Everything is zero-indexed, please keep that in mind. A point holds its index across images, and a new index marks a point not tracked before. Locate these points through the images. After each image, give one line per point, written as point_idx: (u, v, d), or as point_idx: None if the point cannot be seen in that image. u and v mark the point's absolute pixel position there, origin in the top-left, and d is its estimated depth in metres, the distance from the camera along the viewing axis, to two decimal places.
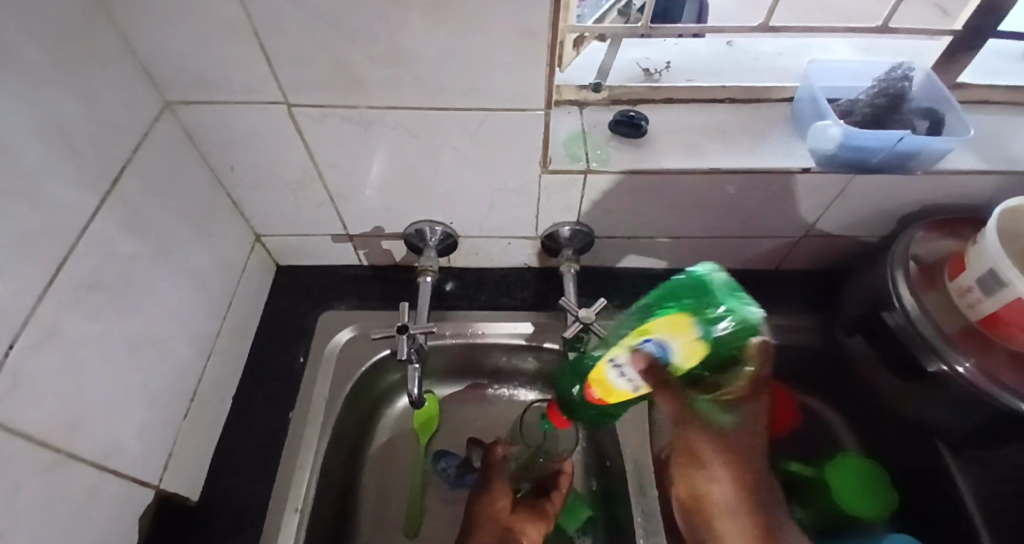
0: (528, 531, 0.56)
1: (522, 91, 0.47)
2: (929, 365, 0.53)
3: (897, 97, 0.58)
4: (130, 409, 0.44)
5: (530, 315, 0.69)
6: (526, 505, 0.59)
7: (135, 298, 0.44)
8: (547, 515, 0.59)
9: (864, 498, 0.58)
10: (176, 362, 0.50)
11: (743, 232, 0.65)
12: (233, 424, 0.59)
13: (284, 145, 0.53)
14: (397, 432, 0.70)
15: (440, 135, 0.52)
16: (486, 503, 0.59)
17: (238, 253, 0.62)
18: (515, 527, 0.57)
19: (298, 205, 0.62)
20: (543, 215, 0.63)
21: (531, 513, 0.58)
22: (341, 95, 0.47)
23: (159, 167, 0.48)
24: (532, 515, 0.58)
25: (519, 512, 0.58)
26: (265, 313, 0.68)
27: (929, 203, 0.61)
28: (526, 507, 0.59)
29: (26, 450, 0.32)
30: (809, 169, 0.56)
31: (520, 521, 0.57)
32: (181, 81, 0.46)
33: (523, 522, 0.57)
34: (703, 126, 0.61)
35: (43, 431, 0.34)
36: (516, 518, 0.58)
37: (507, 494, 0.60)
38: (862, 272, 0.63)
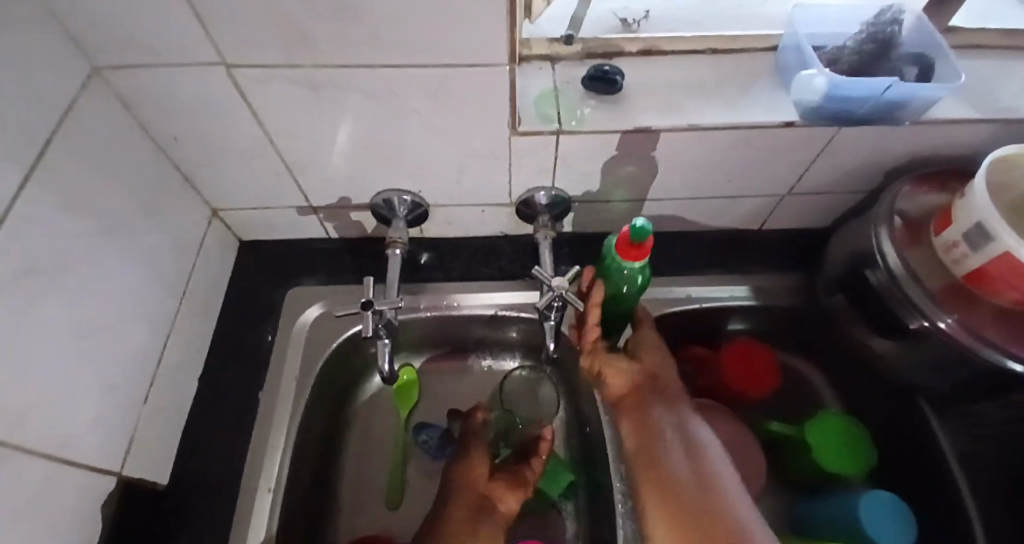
0: (507, 500, 0.54)
1: (484, 45, 0.43)
2: (911, 322, 0.52)
3: (885, 43, 0.55)
4: (83, 399, 0.42)
5: (506, 285, 0.67)
6: (504, 471, 0.57)
7: (80, 284, 0.42)
8: (526, 482, 0.56)
9: (845, 455, 0.58)
10: (132, 347, 0.48)
11: (725, 191, 0.63)
12: (202, 406, 0.57)
13: (232, 112, 0.49)
14: (375, 406, 0.69)
15: (398, 97, 0.48)
16: (462, 472, 0.57)
17: (194, 230, 0.59)
18: (492, 496, 0.54)
19: (255, 177, 0.58)
20: (515, 180, 0.60)
21: (510, 480, 0.56)
22: (286, 54, 0.43)
23: (92, 138, 0.44)
24: (510, 482, 0.56)
25: (498, 480, 0.56)
26: (229, 291, 0.65)
27: (915, 155, 0.59)
28: (504, 475, 0.57)
29: None
30: (792, 122, 0.52)
31: (498, 489, 0.55)
32: (105, 42, 0.42)
33: (502, 491, 0.55)
34: (682, 79, 0.57)
35: None
36: (494, 486, 0.55)
37: (485, 462, 0.58)
38: (845, 230, 0.61)
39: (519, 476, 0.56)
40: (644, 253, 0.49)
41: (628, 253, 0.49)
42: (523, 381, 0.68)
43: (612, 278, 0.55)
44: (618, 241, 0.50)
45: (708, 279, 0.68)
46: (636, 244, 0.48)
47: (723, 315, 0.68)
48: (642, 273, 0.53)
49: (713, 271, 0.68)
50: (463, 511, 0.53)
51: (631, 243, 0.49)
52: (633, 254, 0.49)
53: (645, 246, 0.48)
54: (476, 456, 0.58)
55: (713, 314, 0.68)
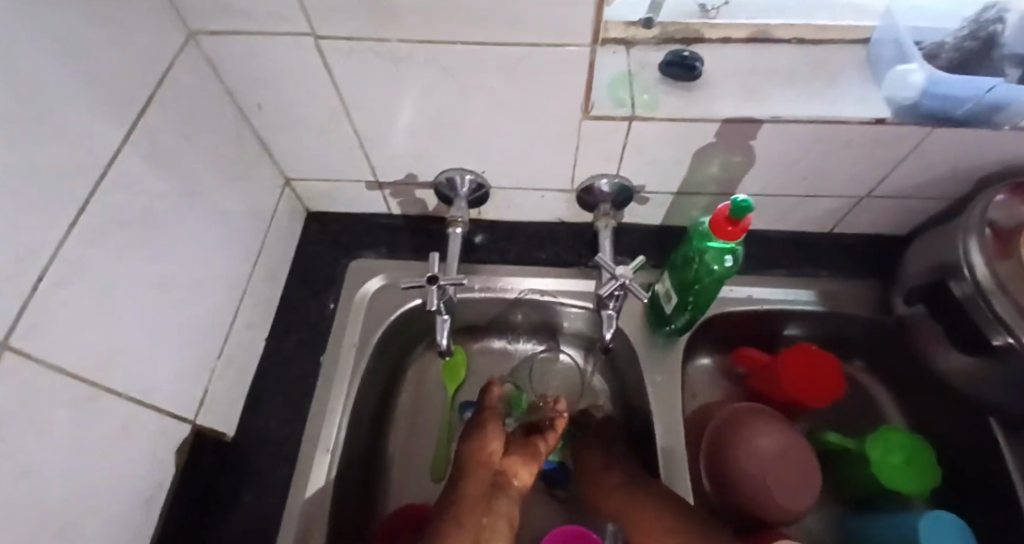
0: (522, 473, 0.51)
1: (565, 23, 0.42)
2: (996, 338, 0.49)
3: (988, 41, 0.52)
4: (162, 349, 0.45)
5: (561, 272, 0.67)
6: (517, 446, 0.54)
7: (164, 240, 0.44)
8: (537, 455, 0.55)
9: (907, 473, 0.56)
10: (207, 304, 0.51)
11: (799, 189, 0.60)
12: (266, 366, 0.60)
13: (310, 82, 0.51)
14: (425, 382, 0.70)
15: (474, 73, 0.48)
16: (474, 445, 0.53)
17: (268, 198, 0.61)
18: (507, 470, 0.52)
19: (326, 149, 0.60)
20: (581, 165, 0.59)
21: (523, 454, 0.54)
22: (367, 26, 0.44)
23: (184, 102, 0.46)
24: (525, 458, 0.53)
25: (512, 455, 0.53)
26: (295, 259, 0.67)
27: (1017, 162, 0.54)
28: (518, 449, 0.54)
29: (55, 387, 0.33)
30: (884, 119, 0.49)
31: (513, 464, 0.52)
32: (203, 8, 0.44)
33: (515, 465, 0.53)
34: (765, 69, 0.55)
35: (72, 368, 0.35)
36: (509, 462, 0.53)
37: (499, 437, 0.55)
38: (930, 238, 0.58)
39: (532, 449, 0.54)
40: (739, 232, 0.45)
41: (724, 231, 0.45)
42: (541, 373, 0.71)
43: (696, 258, 0.52)
44: (714, 217, 0.45)
45: (772, 279, 0.66)
46: (734, 219, 0.44)
47: (784, 318, 0.66)
48: (731, 254, 0.50)
49: (776, 272, 0.66)
50: (477, 489, 0.49)
51: (729, 218, 0.44)
52: (728, 231, 0.45)
53: (744, 223, 0.44)
54: (491, 429, 0.55)
55: (773, 317, 0.66)
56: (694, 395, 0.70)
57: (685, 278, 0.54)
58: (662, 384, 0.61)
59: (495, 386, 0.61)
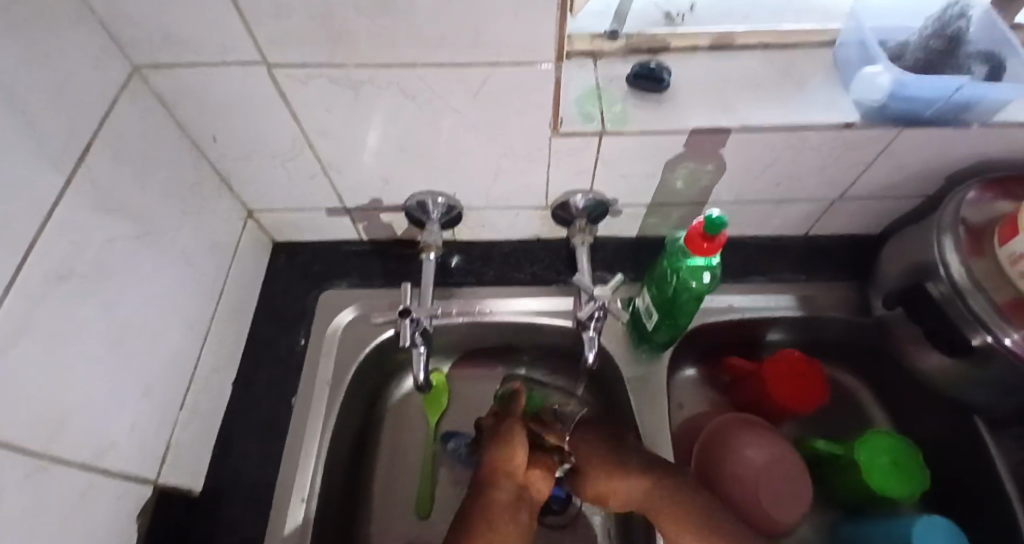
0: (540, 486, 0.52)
1: (529, 42, 0.41)
2: (974, 337, 0.49)
3: (954, 39, 0.51)
4: (120, 405, 0.42)
5: (540, 291, 0.65)
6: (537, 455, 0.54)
7: (118, 287, 0.41)
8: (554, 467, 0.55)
9: (896, 476, 0.55)
10: (168, 351, 0.48)
11: (772, 195, 0.60)
12: (235, 410, 0.57)
13: (268, 111, 0.48)
14: (405, 412, 0.68)
15: (439, 96, 0.46)
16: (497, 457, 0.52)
17: (230, 232, 0.58)
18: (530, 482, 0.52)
19: (289, 178, 0.57)
20: (553, 182, 0.58)
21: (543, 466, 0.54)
22: (325, 52, 0.42)
23: (132, 139, 0.43)
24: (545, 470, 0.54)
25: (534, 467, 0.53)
26: (262, 293, 0.64)
27: (981, 159, 0.55)
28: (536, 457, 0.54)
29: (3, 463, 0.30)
30: (853, 124, 0.49)
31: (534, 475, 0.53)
32: (147, 39, 0.41)
33: (535, 478, 0.53)
34: (731, 78, 0.55)
35: (22, 440, 0.32)
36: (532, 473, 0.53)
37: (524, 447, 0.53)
38: (903, 239, 0.58)
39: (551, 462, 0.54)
40: (715, 247, 0.45)
41: (699, 247, 0.45)
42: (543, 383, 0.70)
43: (673, 274, 0.51)
44: (689, 233, 0.45)
45: (752, 287, 0.65)
46: (709, 235, 0.44)
47: (765, 325, 0.65)
48: (709, 270, 0.50)
49: (755, 279, 0.66)
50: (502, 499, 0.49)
51: (703, 234, 0.44)
52: (704, 248, 0.44)
53: (719, 239, 0.44)
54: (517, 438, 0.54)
55: (755, 324, 0.65)
56: (681, 406, 0.69)
57: (663, 295, 0.53)
58: (648, 401, 0.60)
59: (518, 396, 0.60)
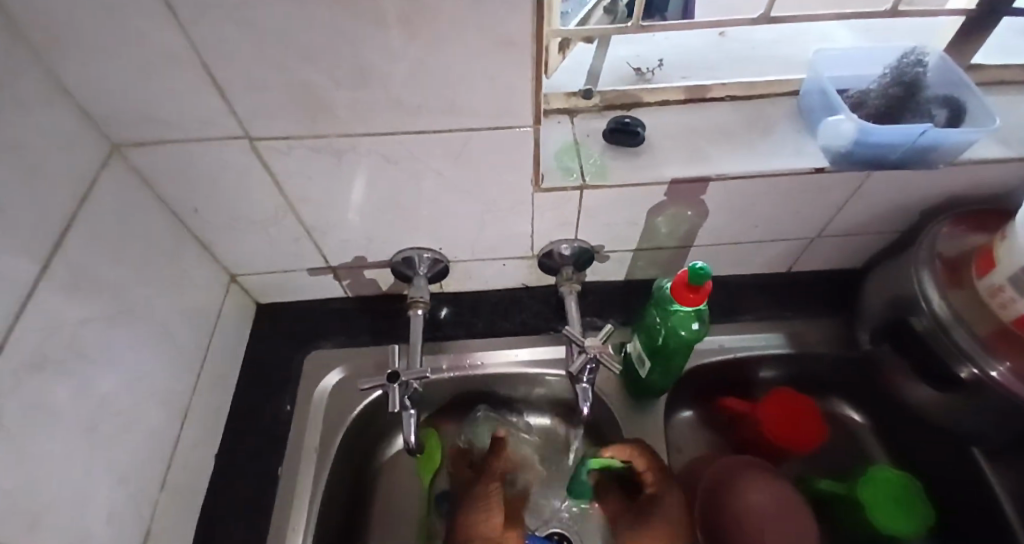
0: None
1: (506, 107, 0.42)
2: (961, 371, 0.49)
3: (912, 85, 0.54)
4: (97, 493, 0.40)
5: (530, 340, 0.65)
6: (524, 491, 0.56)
7: (93, 368, 0.40)
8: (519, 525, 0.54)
9: (901, 514, 0.54)
10: (147, 430, 0.46)
11: (753, 236, 0.61)
12: (219, 484, 0.55)
13: (250, 180, 0.49)
14: (397, 474, 0.65)
15: (420, 160, 0.47)
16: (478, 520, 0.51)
17: (212, 298, 0.58)
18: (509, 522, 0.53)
19: (274, 242, 0.57)
20: (538, 233, 0.58)
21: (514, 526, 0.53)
22: (306, 125, 0.43)
23: (112, 216, 0.43)
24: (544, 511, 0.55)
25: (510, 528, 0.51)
26: (245, 358, 0.63)
27: (950, 195, 0.57)
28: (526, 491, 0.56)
29: None
30: (822, 168, 0.51)
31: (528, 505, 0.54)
32: (126, 118, 0.42)
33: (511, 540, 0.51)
34: (703, 128, 0.57)
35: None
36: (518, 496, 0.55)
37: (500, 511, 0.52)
38: (881, 274, 0.60)
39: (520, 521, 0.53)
40: (702, 297, 0.45)
41: (686, 297, 0.45)
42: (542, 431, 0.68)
43: (663, 322, 0.52)
44: (675, 284, 0.46)
45: (739, 326, 0.66)
46: (693, 286, 0.44)
47: (754, 364, 0.65)
48: (697, 318, 0.50)
49: (742, 318, 0.66)
50: None
51: (689, 285, 0.45)
52: (691, 298, 0.45)
53: (704, 289, 0.45)
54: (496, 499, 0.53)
55: (746, 364, 0.65)
56: (679, 450, 0.68)
57: (654, 342, 0.53)
58: None
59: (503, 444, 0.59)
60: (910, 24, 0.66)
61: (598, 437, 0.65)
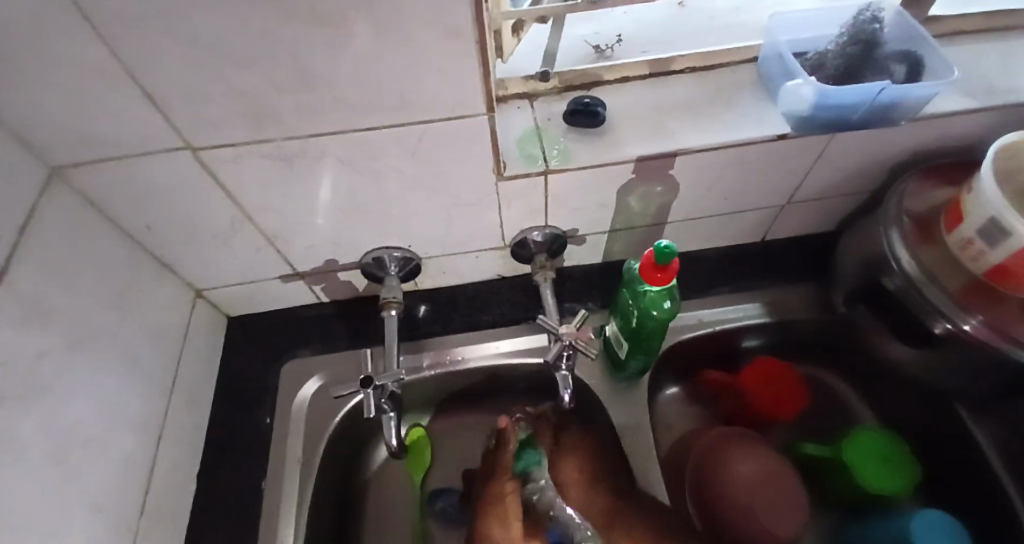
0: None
1: (456, 98, 0.41)
2: (935, 326, 0.50)
3: (870, 42, 0.53)
4: (72, 527, 0.39)
5: (511, 330, 0.65)
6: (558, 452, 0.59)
7: (56, 401, 0.39)
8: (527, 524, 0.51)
9: (886, 473, 0.55)
10: (120, 458, 0.45)
11: (724, 208, 0.61)
12: (204, 504, 0.54)
13: (202, 193, 0.47)
14: (387, 475, 0.65)
15: (375, 158, 0.46)
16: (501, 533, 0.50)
17: (178, 317, 0.56)
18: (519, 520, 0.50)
19: (238, 254, 0.56)
20: (507, 223, 0.57)
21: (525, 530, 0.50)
22: (252, 132, 0.41)
23: (58, 242, 0.42)
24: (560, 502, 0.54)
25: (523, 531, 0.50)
26: (222, 374, 0.62)
27: (916, 151, 0.57)
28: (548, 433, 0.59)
29: None
30: (786, 135, 0.51)
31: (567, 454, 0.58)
32: (60, 140, 0.40)
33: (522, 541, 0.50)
34: (665, 103, 0.55)
35: None
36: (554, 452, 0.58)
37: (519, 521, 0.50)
38: (853, 236, 0.59)
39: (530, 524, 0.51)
40: (669, 276, 0.44)
41: (653, 277, 0.44)
42: None
43: (636, 303, 0.51)
44: (642, 265, 0.45)
45: (717, 300, 0.65)
46: (661, 265, 0.43)
47: (735, 336, 0.66)
48: (669, 297, 0.49)
49: (721, 291, 0.66)
50: None
51: (656, 265, 0.44)
52: (658, 278, 0.44)
53: (671, 267, 0.44)
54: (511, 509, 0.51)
55: (725, 337, 0.65)
56: (668, 428, 0.67)
57: (628, 324, 0.53)
58: (631, 432, 0.58)
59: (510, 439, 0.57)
60: None
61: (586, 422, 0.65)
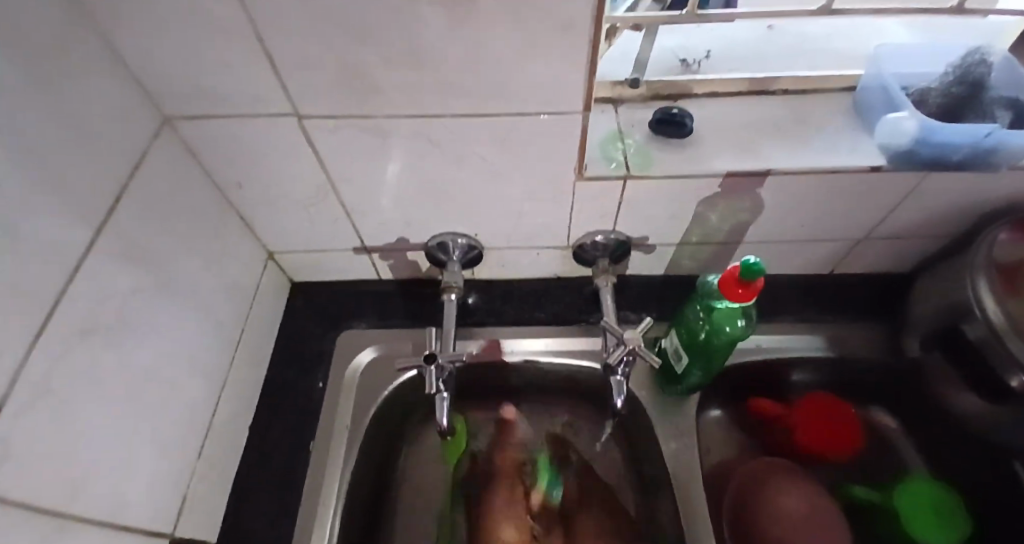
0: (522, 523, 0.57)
1: (556, 92, 0.41)
2: (1013, 379, 0.47)
3: (976, 84, 0.52)
4: (140, 457, 0.41)
5: (562, 331, 0.65)
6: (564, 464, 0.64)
7: (139, 337, 0.40)
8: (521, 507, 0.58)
9: (937, 524, 0.54)
10: (186, 400, 0.47)
11: (799, 235, 0.60)
12: (252, 458, 0.55)
13: (295, 158, 0.49)
14: (423, 457, 0.65)
15: (464, 144, 0.47)
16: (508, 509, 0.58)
17: (250, 275, 0.58)
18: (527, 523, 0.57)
19: (313, 221, 0.57)
20: (576, 223, 0.57)
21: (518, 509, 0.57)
22: (355, 104, 0.42)
23: (161, 186, 0.44)
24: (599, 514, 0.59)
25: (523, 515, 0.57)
26: (279, 335, 0.64)
27: (1010, 200, 0.55)
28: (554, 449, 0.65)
29: (29, 529, 0.29)
30: (880, 167, 0.49)
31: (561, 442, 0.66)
32: (180, 92, 0.42)
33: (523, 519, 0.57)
34: (754, 122, 0.55)
35: (43, 501, 0.30)
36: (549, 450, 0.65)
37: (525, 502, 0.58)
38: (935, 280, 0.58)
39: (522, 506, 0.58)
40: (750, 294, 0.44)
41: (733, 292, 0.44)
42: (572, 427, 0.68)
43: (706, 318, 0.51)
44: (724, 278, 0.45)
45: (776, 328, 0.64)
46: (744, 281, 0.43)
47: (788, 366, 0.64)
48: (743, 316, 0.50)
49: (781, 319, 0.65)
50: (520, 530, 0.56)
51: (739, 280, 0.44)
52: (739, 294, 0.44)
53: (754, 286, 0.44)
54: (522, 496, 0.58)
55: (777, 365, 0.64)
56: (708, 450, 0.65)
57: (694, 337, 0.53)
58: (675, 449, 0.58)
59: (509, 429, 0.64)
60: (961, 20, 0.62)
61: (631, 433, 0.64)
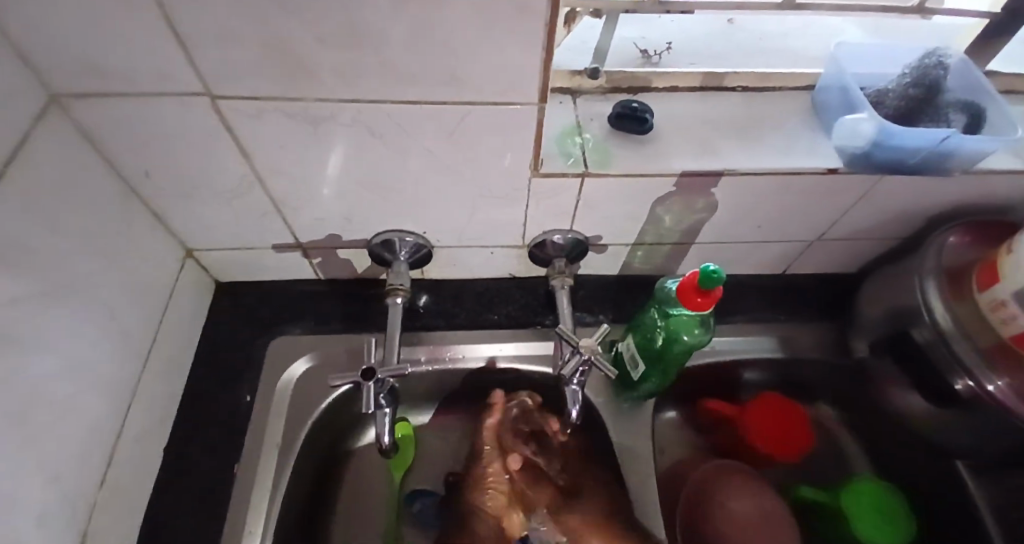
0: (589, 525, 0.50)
1: (510, 80, 0.38)
2: (955, 382, 0.49)
3: (931, 89, 0.51)
4: (28, 494, 0.35)
5: (515, 334, 0.61)
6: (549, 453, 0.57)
7: (24, 353, 0.34)
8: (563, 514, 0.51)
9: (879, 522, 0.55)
10: (85, 422, 0.40)
11: (754, 236, 0.59)
12: (165, 480, 0.50)
13: (214, 146, 0.43)
14: (366, 467, 0.61)
15: (408, 135, 0.42)
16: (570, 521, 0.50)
17: (164, 275, 0.52)
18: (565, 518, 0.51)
19: (241, 216, 0.52)
20: (530, 222, 0.54)
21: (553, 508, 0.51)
22: (284, 87, 0.37)
23: (49, 176, 0.37)
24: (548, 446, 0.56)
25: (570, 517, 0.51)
26: (201, 342, 0.58)
27: (955, 205, 0.56)
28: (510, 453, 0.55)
29: None
30: (835, 169, 0.49)
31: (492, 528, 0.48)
32: (64, 65, 0.35)
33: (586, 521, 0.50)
34: (713, 119, 0.53)
35: None
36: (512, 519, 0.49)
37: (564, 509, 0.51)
38: (881, 282, 0.58)
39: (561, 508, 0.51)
40: (709, 302, 0.43)
41: (692, 300, 0.43)
42: None
43: (663, 323, 0.50)
44: (683, 285, 0.43)
45: (733, 329, 0.63)
46: (703, 290, 0.42)
47: (741, 368, 0.64)
48: (701, 325, 0.49)
49: (734, 320, 0.64)
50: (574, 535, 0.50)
51: (698, 288, 0.42)
52: (697, 302, 0.43)
53: (713, 294, 0.42)
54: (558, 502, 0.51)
55: (731, 367, 0.63)
56: (662, 452, 0.65)
57: (651, 344, 0.51)
58: (630, 457, 0.57)
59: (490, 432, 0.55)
60: (909, 23, 0.62)
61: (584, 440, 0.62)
